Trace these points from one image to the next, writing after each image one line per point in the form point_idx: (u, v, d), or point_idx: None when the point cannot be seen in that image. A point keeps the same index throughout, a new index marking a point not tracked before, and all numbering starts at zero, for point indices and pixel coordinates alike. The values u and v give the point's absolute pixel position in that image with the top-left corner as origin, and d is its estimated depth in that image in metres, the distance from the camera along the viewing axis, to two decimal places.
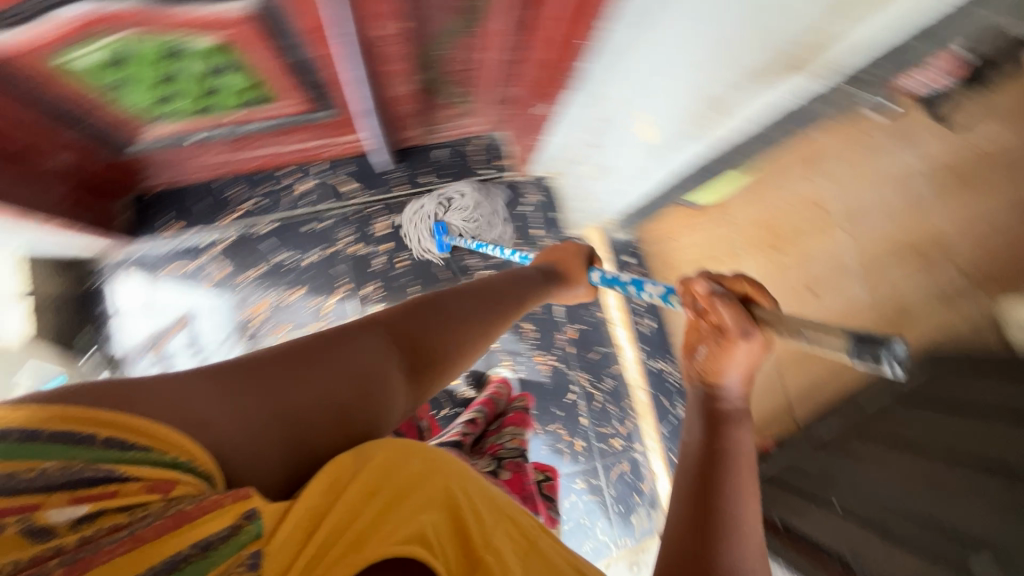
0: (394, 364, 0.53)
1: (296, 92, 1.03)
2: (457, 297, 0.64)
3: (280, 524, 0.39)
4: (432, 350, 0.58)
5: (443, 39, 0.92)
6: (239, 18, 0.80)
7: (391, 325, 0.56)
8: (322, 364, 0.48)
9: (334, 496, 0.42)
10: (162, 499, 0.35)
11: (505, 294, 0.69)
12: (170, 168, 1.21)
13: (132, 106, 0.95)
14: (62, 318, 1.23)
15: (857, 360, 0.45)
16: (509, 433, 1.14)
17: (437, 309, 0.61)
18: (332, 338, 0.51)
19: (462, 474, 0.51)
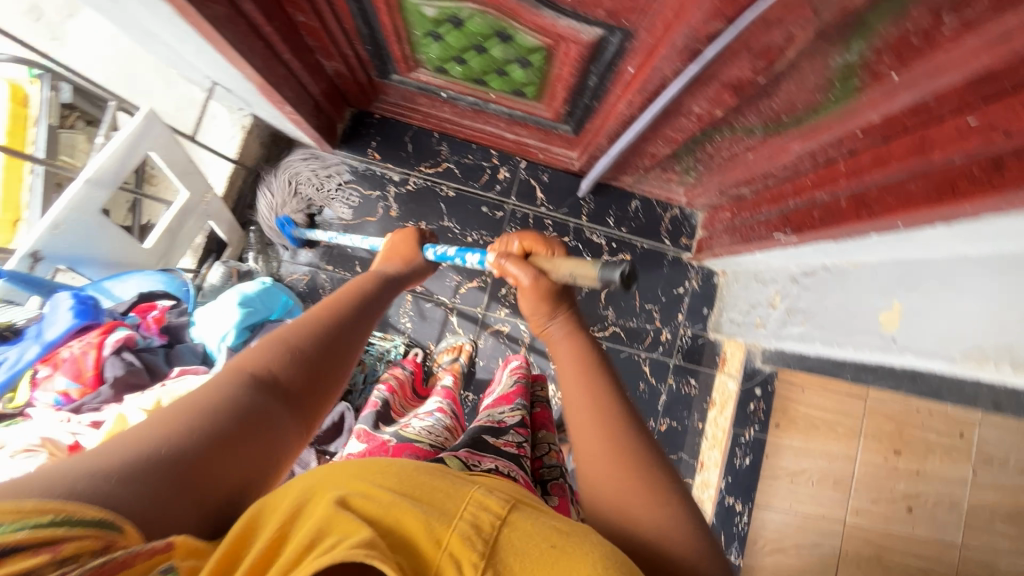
0: (283, 407, 0.51)
1: (559, 105, 1.06)
2: (323, 315, 0.63)
3: None
4: (324, 386, 0.57)
5: (730, 130, 0.91)
6: (580, 40, 0.80)
7: (258, 365, 0.53)
8: (224, 427, 0.45)
9: (260, 534, 0.39)
10: (54, 562, 0.31)
11: (360, 303, 0.69)
12: (406, 104, 1.25)
13: (427, 54, 0.99)
14: (246, 186, 1.29)
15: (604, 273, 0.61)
16: (547, 442, 0.92)
17: (305, 330, 0.59)
18: (230, 401, 0.47)
19: (391, 468, 0.47)
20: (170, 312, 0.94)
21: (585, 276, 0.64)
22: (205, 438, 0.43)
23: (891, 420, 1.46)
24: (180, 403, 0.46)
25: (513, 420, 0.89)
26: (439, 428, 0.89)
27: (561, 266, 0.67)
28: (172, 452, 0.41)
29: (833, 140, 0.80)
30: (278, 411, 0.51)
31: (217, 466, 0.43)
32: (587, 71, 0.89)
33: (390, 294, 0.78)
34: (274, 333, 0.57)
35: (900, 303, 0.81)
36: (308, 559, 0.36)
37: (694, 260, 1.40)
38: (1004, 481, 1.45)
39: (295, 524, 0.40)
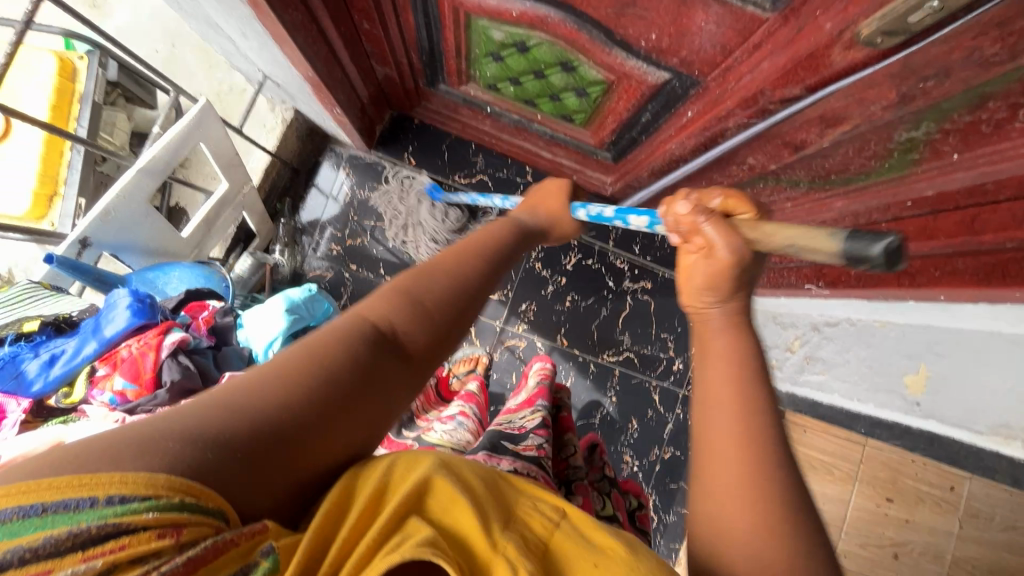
0: (397, 374, 0.48)
1: (606, 134, 1.07)
2: (456, 269, 0.55)
3: (292, 560, 0.35)
4: (441, 353, 0.53)
5: (774, 180, 0.93)
6: (646, 81, 0.81)
7: (378, 318, 0.49)
8: (333, 384, 0.42)
9: (340, 519, 0.39)
10: (173, 544, 0.32)
11: (497, 256, 0.61)
12: (447, 113, 1.26)
13: (484, 71, 0.99)
14: (279, 178, 1.29)
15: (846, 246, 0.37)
16: (571, 443, 0.92)
17: (436, 286, 0.53)
18: (343, 356, 0.44)
19: (464, 461, 0.46)
20: (218, 314, 0.92)
21: (812, 250, 0.39)
22: (319, 406, 0.41)
23: (885, 467, 1.43)
24: (300, 354, 0.43)
25: (533, 424, 0.88)
26: (463, 433, 0.88)
27: (778, 236, 0.41)
28: (287, 418, 0.39)
29: (879, 205, 0.80)
30: (393, 380, 0.47)
31: (317, 429, 0.41)
32: (643, 108, 0.90)
33: (524, 248, 0.68)
34: (403, 284, 0.52)
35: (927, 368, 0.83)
36: (375, 558, 0.36)
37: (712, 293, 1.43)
38: None
39: (369, 515, 0.39)
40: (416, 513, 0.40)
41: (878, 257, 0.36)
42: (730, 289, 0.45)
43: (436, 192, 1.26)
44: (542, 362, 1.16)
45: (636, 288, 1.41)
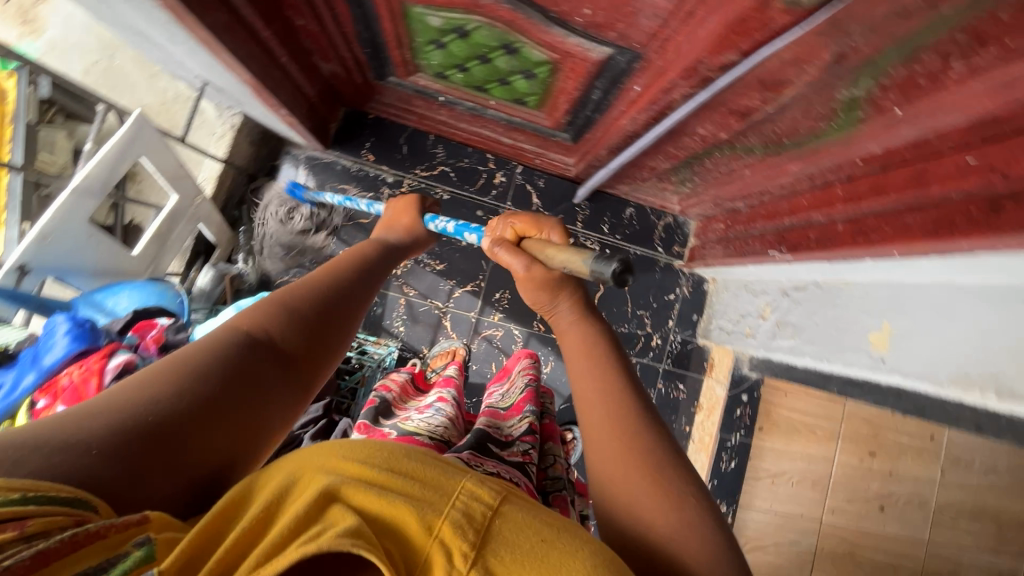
0: (277, 373, 0.48)
1: (560, 115, 1.05)
2: (327, 282, 0.59)
3: (173, 551, 0.33)
4: (322, 354, 0.54)
5: (729, 149, 0.92)
6: (589, 58, 0.79)
7: (252, 323, 0.50)
8: (202, 381, 0.42)
9: (241, 512, 0.37)
10: (19, 539, 0.29)
11: (366, 271, 0.65)
12: (401, 105, 1.23)
13: (429, 59, 0.97)
14: (234, 185, 1.26)
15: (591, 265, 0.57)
16: (552, 454, 0.90)
17: (306, 295, 0.56)
18: (213, 357, 0.45)
19: (385, 442, 0.45)
20: (167, 331, 0.87)
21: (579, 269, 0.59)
22: (197, 399, 0.41)
23: (868, 424, 1.53)
24: (168, 361, 0.43)
25: (520, 431, 0.86)
26: (439, 420, 0.85)
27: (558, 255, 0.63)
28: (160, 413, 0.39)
29: (833, 165, 0.81)
30: (274, 377, 0.48)
31: (194, 426, 0.40)
32: (592, 86, 0.89)
33: (390, 264, 0.73)
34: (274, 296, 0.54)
35: (892, 326, 0.83)
36: (285, 552, 0.34)
37: (685, 267, 1.42)
38: (970, 482, 1.53)
39: (274, 509, 0.37)
40: (338, 501, 0.38)
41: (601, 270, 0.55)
42: (557, 290, 0.63)
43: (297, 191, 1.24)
44: (527, 360, 1.12)
45: None
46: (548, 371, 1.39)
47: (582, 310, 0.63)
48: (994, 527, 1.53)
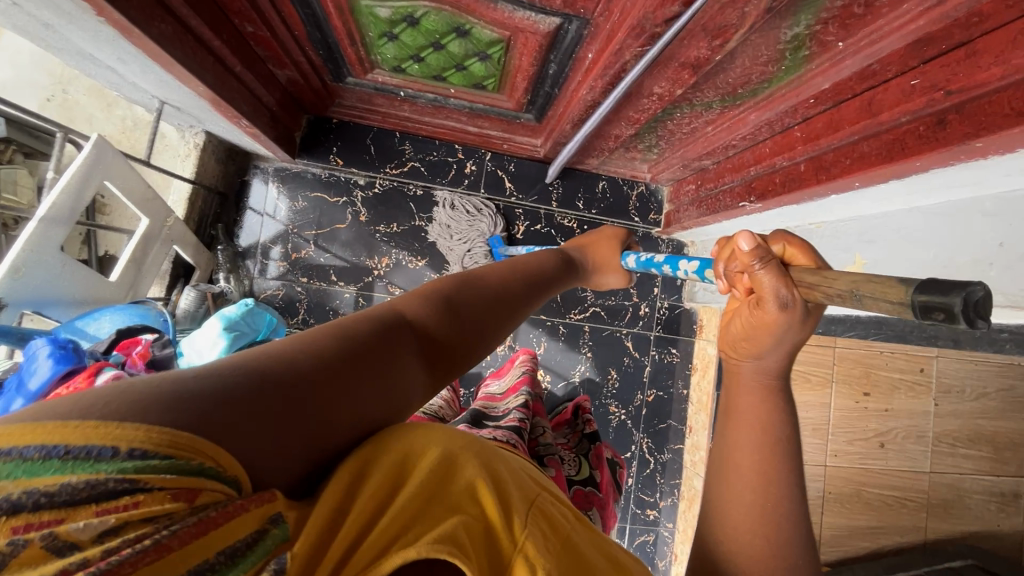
0: (418, 359, 0.46)
1: (521, 95, 1.06)
2: (484, 290, 0.57)
3: (308, 522, 0.32)
4: (460, 352, 0.51)
5: (689, 107, 0.94)
6: (540, 31, 0.80)
7: (413, 315, 0.48)
8: (365, 351, 0.41)
9: (365, 480, 0.36)
10: (186, 508, 0.27)
11: (524, 290, 0.63)
12: (364, 105, 1.23)
13: (384, 54, 0.97)
14: (207, 204, 1.26)
15: (924, 296, 0.36)
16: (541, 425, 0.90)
17: (468, 300, 0.54)
18: (376, 329, 0.43)
19: (488, 450, 0.44)
20: (154, 346, 0.88)
21: (883, 296, 0.39)
22: (348, 359, 0.39)
23: (858, 365, 1.56)
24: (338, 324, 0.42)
25: (516, 404, 0.90)
26: (434, 399, 0.88)
27: (838, 282, 0.42)
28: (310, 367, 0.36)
29: (788, 108, 0.83)
30: (414, 360, 0.45)
31: (348, 387, 0.38)
32: (547, 60, 0.90)
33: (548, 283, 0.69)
34: (434, 290, 0.53)
35: (863, 256, 0.86)
36: (399, 550, 0.33)
37: (663, 233, 1.40)
38: (962, 408, 1.58)
39: (394, 487, 0.37)
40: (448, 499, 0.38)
41: (959, 307, 0.34)
42: (771, 344, 0.48)
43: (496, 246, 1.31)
44: (525, 356, 1.17)
45: None
46: (542, 352, 1.41)
47: (780, 377, 0.49)
48: (991, 449, 1.58)
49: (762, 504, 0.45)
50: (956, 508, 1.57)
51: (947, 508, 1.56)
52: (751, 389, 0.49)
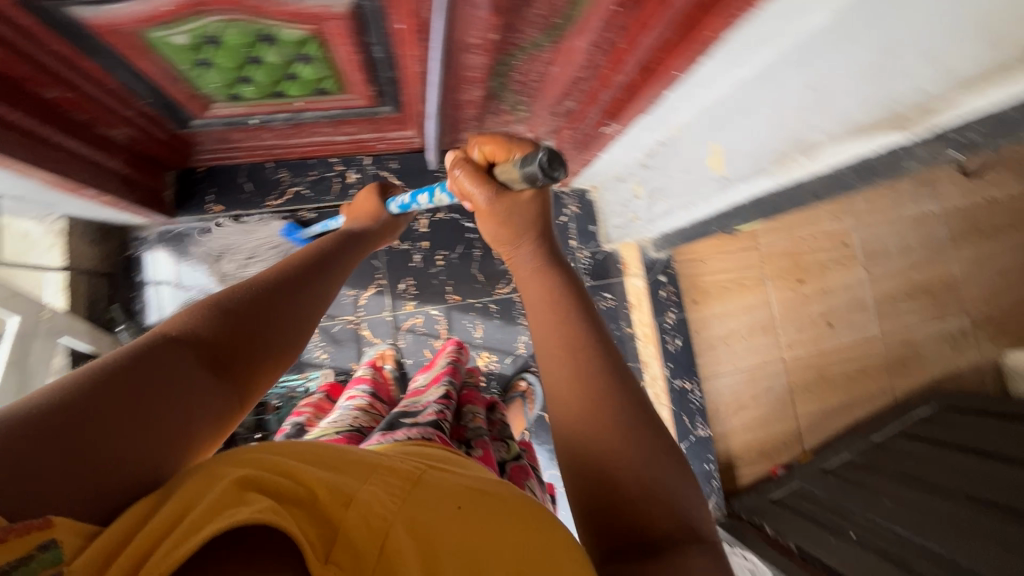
0: (201, 372, 0.52)
1: (365, 88, 1.05)
2: (262, 288, 0.63)
3: (93, 548, 0.35)
4: (255, 353, 0.58)
5: (520, 52, 0.95)
6: (338, 14, 0.79)
7: (182, 332, 0.53)
8: (130, 382, 0.45)
9: (164, 502, 0.40)
10: None
11: (313, 270, 0.69)
12: (224, 145, 1.21)
13: (208, 85, 0.95)
14: (94, 289, 1.20)
15: (521, 169, 0.59)
16: (470, 411, 0.96)
17: (241, 303, 0.60)
18: (139, 358, 0.48)
19: (310, 450, 0.52)
20: None
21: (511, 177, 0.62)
22: (113, 394, 0.44)
23: (786, 257, 1.60)
24: (94, 366, 0.46)
25: (434, 397, 0.93)
26: (349, 414, 0.89)
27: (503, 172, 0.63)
28: (84, 406, 0.42)
29: (603, 24, 0.84)
30: (201, 376, 0.51)
31: (116, 424, 0.43)
32: (366, 44, 0.89)
33: (347, 247, 0.80)
34: (205, 303, 0.59)
35: (720, 141, 0.88)
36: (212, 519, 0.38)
37: (563, 186, 1.46)
38: (891, 268, 1.67)
39: (199, 493, 0.41)
40: (255, 489, 0.44)
41: (538, 165, 0.56)
42: (522, 235, 0.67)
43: (292, 231, 1.27)
44: (451, 347, 1.21)
45: None
46: (481, 335, 1.40)
47: (539, 257, 0.66)
48: (928, 296, 1.69)
49: (596, 400, 0.54)
50: (912, 361, 1.66)
51: (905, 362, 1.65)
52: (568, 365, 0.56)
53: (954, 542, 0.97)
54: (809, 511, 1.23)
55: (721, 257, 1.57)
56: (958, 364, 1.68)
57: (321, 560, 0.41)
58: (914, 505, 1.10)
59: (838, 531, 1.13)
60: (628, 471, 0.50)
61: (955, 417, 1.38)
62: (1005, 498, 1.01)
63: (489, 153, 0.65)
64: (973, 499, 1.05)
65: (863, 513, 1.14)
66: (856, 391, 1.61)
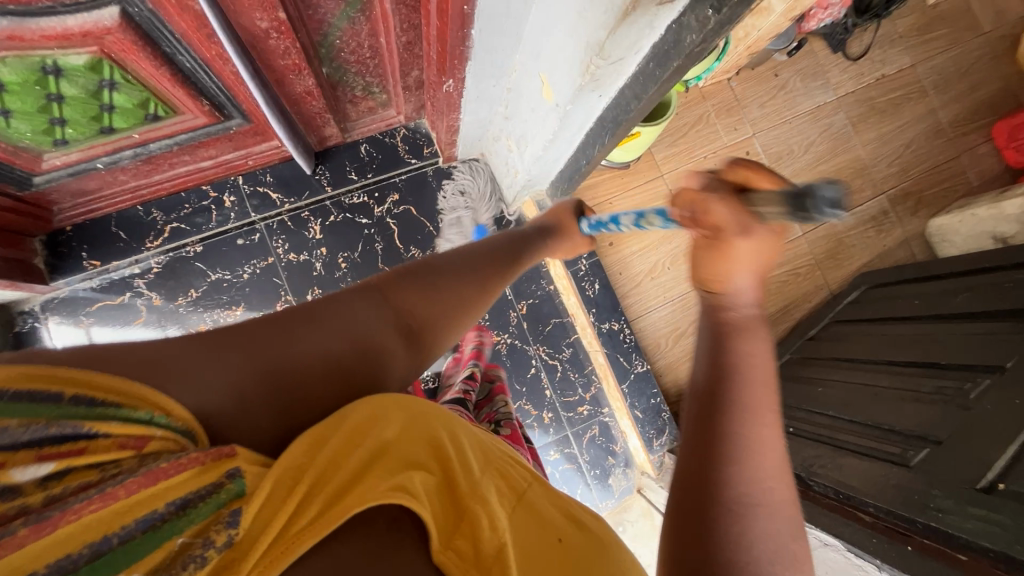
0: (383, 329, 0.58)
1: (197, 105, 1.01)
2: (448, 272, 0.66)
3: (260, 482, 0.41)
4: (430, 331, 0.62)
5: (333, 29, 0.92)
6: (110, 28, 0.75)
7: (382, 291, 0.60)
8: (323, 324, 0.54)
9: (320, 450, 0.45)
10: (135, 454, 0.38)
11: (495, 261, 0.72)
12: (83, 198, 1.17)
13: (23, 133, 0.91)
14: None
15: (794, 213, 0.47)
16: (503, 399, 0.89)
17: (427, 283, 0.63)
18: (333, 304, 0.56)
19: (453, 432, 0.51)
20: None
21: (772, 204, 0.50)
22: (310, 331, 0.53)
23: None
24: (308, 306, 0.55)
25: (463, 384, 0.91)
26: None
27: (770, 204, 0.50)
28: (293, 332, 0.52)
29: None
30: (381, 333, 0.57)
31: (301, 364, 0.51)
32: (166, 55, 0.85)
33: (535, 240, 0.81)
34: (404, 269, 0.64)
35: (543, 73, 0.87)
36: (347, 499, 0.41)
37: (448, 161, 1.40)
38: (799, 166, 1.67)
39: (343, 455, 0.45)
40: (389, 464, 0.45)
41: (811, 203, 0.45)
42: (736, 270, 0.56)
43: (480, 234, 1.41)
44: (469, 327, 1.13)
45: (388, 209, 1.39)
46: None
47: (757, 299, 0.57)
48: None
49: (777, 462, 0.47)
50: (842, 252, 1.66)
51: (836, 256, 1.66)
52: (759, 415, 0.49)
53: (878, 412, 0.95)
54: None
55: (628, 195, 1.56)
56: (886, 245, 1.69)
57: (443, 548, 0.43)
58: (845, 382, 1.09)
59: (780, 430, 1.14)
60: (754, 537, 0.44)
61: (882, 292, 1.37)
62: (927, 353, 1.01)
63: (744, 179, 0.56)
64: (902, 368, 1.03)
65: (800, 407, 1.14)
66: (790, 295, 1.61)
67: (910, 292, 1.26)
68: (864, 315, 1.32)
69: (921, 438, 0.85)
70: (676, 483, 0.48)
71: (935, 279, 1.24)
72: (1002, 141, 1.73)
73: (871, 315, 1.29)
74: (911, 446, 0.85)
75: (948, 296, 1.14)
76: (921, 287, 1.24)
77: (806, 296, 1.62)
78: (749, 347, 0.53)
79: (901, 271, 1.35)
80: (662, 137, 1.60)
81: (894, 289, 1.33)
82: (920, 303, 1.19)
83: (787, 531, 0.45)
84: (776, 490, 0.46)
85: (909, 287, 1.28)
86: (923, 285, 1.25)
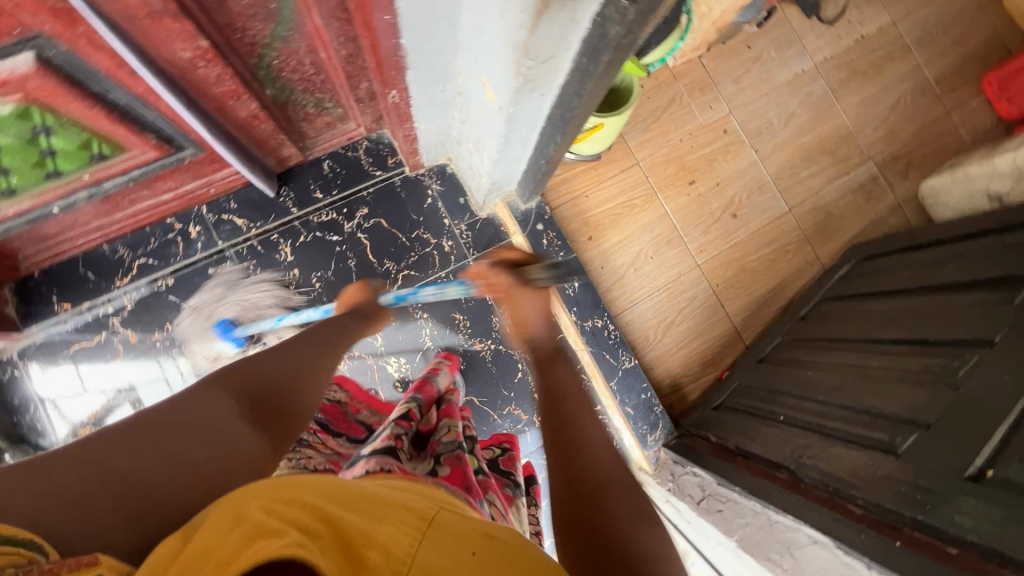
0: (231, 420, 0.63)
1: (143, 138, 0.98)
2: (268, 368, 0.75)
3: None
4: (273, 415, 0.70)
5: (268, 50, 0.89)
6: (28, 74, 0.73)
7: (216, 390, 0.66)
8: (169, 429, 0.57)
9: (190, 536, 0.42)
10: None
11: (309, 354, 0.82)
12: (46, 243, 1.16)
13: None
14: None
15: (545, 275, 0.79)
16: (444, 425, 0.91)
17: (253, 379, 0.72)
18: (173, 407, 0.60)
19: (336, 488, 0.52)
20: None
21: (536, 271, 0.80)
22: (155, 438, 0.55)
23: (670, 163, 1.55)
24: (147, 415, 0.58)
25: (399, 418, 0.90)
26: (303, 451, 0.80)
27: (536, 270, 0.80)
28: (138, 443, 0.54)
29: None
30: (231, 425, 0.63)
31: (161, 465, 0.53)
32: (96, 93, 0.83)
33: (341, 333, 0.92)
34: (229, 369, 0.71)
35: (483, 76, 0.84)
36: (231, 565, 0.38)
37: (414, 170, 1.37)
38: (780, 140, 1.61)
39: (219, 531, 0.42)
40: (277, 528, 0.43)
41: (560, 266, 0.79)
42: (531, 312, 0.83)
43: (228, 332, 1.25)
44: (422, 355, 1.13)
45: (358, 224, 1.36)
46: (383, 342, 1.36)
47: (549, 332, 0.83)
48: (828, 156, 1.64)
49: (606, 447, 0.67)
50: (832, 225, 1.61)
51: (826, 228, 1.60)
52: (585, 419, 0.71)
53: (867, 395, 0.92)
54: (747, 407, 1.19)
55: (603, 186, 1.52)
56: (877, 213, 1.63)
57: None
58: (832, 364, 1.06)
59: (769, 419, 1.09)
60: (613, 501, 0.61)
61: (872, 264, 1.32)
62: (914, 330, 0.97)
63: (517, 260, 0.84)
64: (891, 346, 0.99)
65: (790, 392, 1.10)
66: (781, 274, 1.56)
67: (899, 261, 1.22)
68: (854, 289, 1.28)
69: (913, 423, 0.81)
70: (556, 488, 0.64)
71: (921, 247, 1.19)
72: (993, 93, 1.67)
73: (860, 289, 1.25)
74: (900, 432, 0.82)
75: (935, 263, 1.10)
76: (911, 255, 1.20)
77: (796, 273, 1.57)
78: (561, 371, 0.79)
79: (890, 241, 1.30)
80: (634, 122, 1.56)
81: (883, 259, 1.29)
82: (908, 275, 1.14)
83: (634, 491, 0.63)
84: (616, 463, 0.66)
85: (898, 257, 1.24)
86: (911, 254, 1.21)
